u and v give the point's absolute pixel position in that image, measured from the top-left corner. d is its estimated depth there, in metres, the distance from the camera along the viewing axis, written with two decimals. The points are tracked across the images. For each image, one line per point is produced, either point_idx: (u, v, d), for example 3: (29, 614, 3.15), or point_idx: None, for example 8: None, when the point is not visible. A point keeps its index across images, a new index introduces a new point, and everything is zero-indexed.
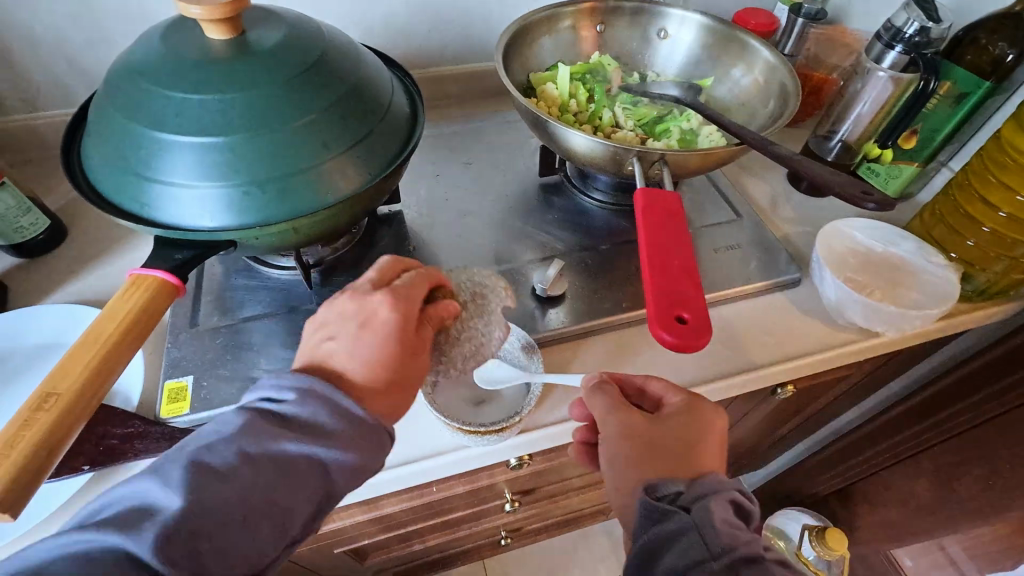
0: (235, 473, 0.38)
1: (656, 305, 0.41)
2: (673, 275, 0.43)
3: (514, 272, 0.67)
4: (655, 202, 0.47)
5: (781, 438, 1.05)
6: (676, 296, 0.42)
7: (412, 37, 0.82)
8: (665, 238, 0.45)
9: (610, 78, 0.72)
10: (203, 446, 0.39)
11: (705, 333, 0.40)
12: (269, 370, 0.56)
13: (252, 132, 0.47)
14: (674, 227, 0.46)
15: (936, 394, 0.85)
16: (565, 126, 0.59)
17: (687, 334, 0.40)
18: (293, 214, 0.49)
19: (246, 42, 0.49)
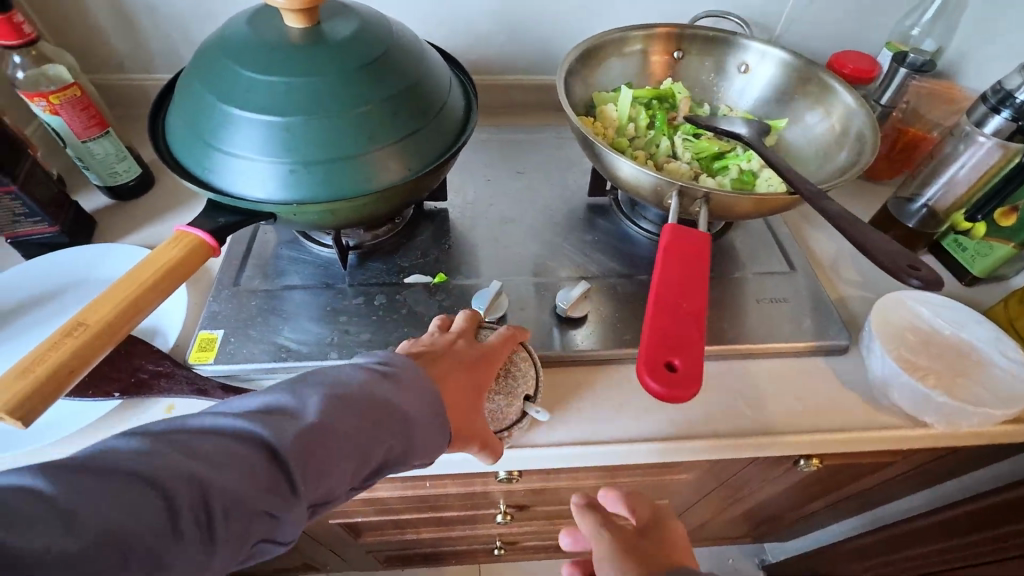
0: (346, 412, 0.40)
1: (653, 346, 0.39)
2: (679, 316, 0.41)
3: (541, 286, 0.67)
4: (679, 240, 0.45)
5: (812, 515, 0.97)
6: (671, 339, 0.39)
7: (489, 44, 0.84)
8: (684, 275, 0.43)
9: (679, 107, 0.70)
10: (327, 381, 0.41)
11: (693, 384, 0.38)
12: (289, 338, 0.59)
13: (308, 115, 0.50)
14: (696, 266, 0.43)
15: (998, 506, 0.74)
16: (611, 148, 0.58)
17: (676, 382, 0.37)
18: (333, 195, 0.52)
19: (320, 32, 0.52)
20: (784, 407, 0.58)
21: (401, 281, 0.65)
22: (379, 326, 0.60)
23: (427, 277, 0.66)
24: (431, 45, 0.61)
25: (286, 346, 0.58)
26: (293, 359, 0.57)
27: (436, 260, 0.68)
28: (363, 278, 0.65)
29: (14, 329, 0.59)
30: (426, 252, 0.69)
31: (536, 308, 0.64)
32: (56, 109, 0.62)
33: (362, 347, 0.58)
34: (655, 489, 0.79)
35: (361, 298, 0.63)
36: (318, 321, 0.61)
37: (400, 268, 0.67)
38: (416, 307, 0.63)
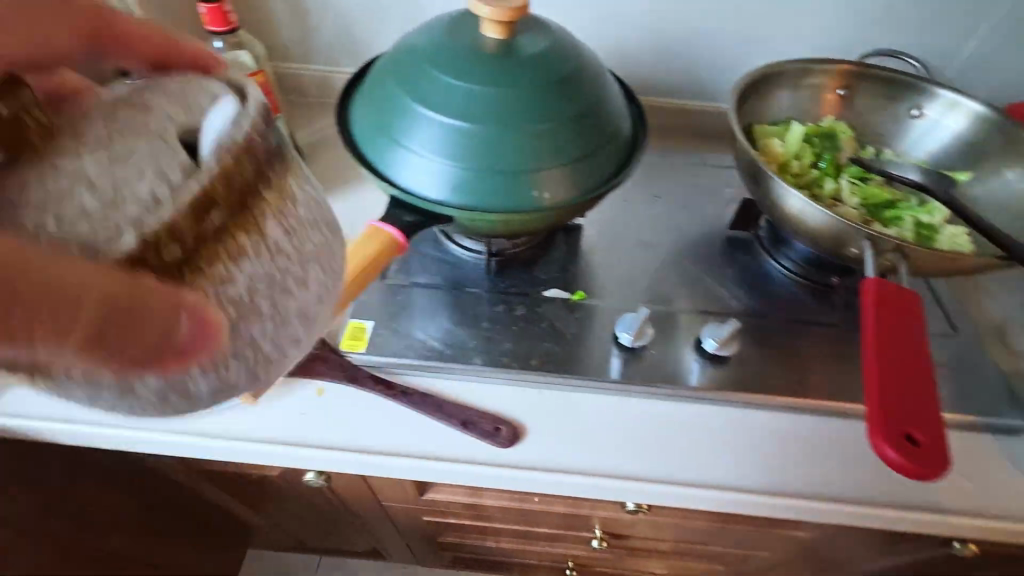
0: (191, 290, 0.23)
1: (887, 428, 0.39)
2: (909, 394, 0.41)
3: (681, 317, 0.65)
4: (888, 293, 0.45)
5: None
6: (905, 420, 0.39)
7: (638, 62, 0.83)
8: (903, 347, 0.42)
9: (843, 148, 0.66)
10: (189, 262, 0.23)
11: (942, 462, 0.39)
12: (433, 338, 0.60)
13: (499, 127, 0.51)
14: (908, 330, 0.43)
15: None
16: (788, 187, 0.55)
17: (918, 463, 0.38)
18: (507, 207, 0.52)
19: (514, 45, 0.53)
20: (947, 484, 0.54)
21: (541, 294, 0.65)
22: (520, 337, 0.61)
23: (566, 293, 0.65)
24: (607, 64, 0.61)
25: (431, 345, 0.59)
26: (438, 359, 0.58)
27: (574, 277, 0.68)
28: (503, 286, 0.66)
29: None
30: (564, 267, 0.68)
31: (675, 338, 0.63)
32: None
33: (504, 357, 0.59)
34: (761, 540, 0.75)
35: (501, 306, 0.63)
36: (460, 324, 0.61)
37: (538, 280, 0.67)
38: (556, 323, 0.62)
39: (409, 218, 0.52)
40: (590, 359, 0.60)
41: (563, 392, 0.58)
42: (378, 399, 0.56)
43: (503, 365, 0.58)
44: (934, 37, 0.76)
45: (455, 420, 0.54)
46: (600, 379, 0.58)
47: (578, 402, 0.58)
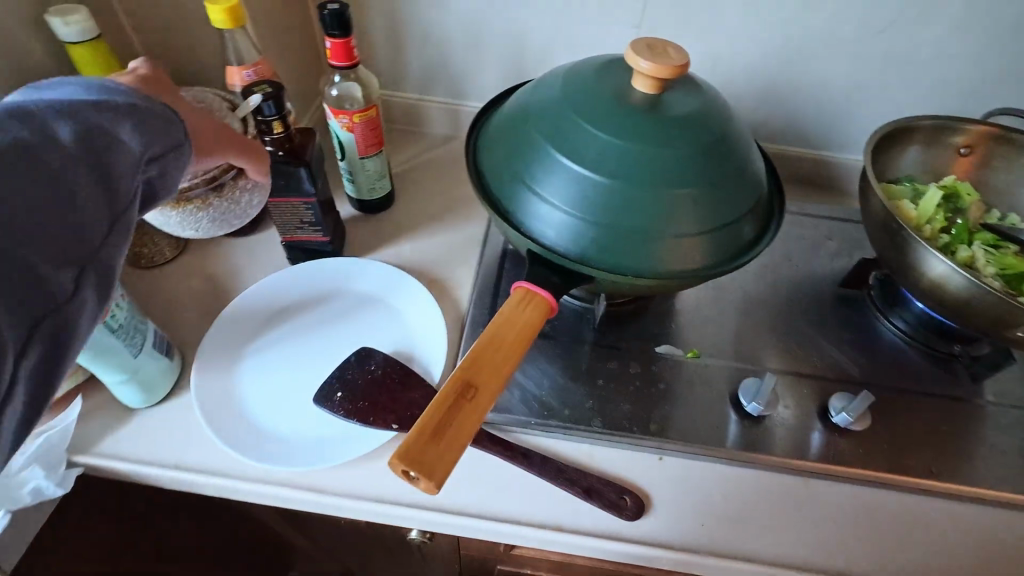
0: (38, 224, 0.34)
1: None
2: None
3: (799, 382, 0.62)
4: None
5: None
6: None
7: (741, 106, 0.81)
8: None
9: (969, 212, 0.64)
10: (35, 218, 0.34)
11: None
12: (547, 394, 0.57)
13: (650, 189, 0.49)
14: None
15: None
16: (942, 256, 0.53)
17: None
18: (649, 271, 0.50)
19: (663, 103, 0.50)
20: None
21: (653, 350, 0.62)
22: (637, 398, 0.58)
23: (679, 350, 0.62)
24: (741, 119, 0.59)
25: (545, 402, 0.56)
26: (555, 419, 0.55)
27: (683, 332, 0.65)
28: (613, 339, 0.63)
29: (289, 333, 0.61)
30: (672, 321, 0.66)
31: (796, 406, 0.59)
32: (353, 126, 0.64)
33: (623, 420, 0.56)
34: None
35: (613, 362, 0.61)
36: (574, 380, 0.59)
37: (648, 335, 0.64)
38: (672, 383, 0.59)
39: (557, 278, 0.49)
40: (712, 425, 0.57)
41: (685, 461, 0.55)
42: (493, 459, 0.53)
43: (623, 428, 0.55)
44: None
45: (579, 488, 0.51)
46: (725, 448, 0.55)
47: (702, 473, 0.55)
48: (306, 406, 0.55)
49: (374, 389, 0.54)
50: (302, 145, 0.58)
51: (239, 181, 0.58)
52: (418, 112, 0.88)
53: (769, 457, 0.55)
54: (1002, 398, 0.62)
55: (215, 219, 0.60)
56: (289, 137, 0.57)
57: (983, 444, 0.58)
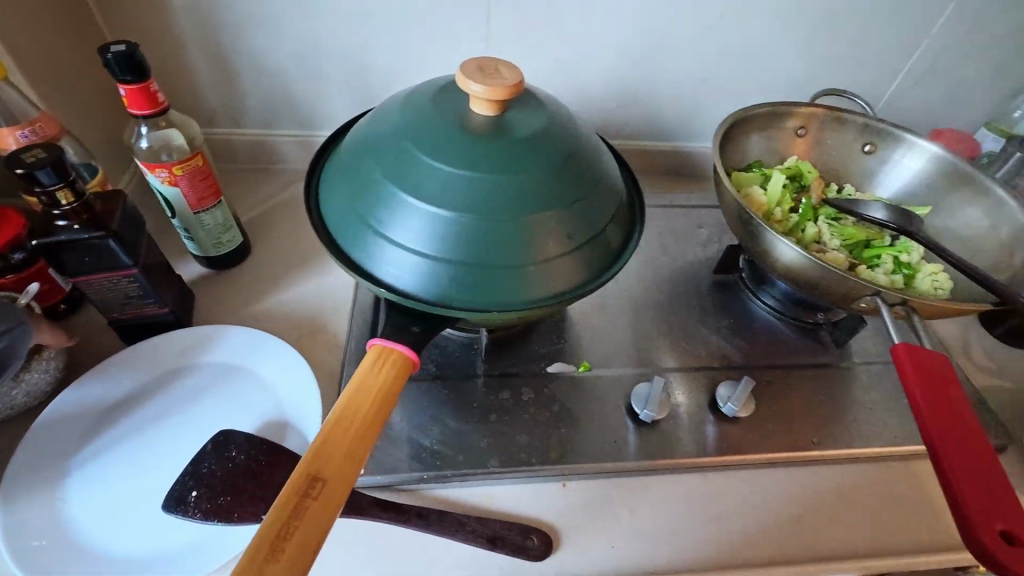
0: None
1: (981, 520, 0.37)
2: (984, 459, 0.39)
3: (690, 377, 0.63)
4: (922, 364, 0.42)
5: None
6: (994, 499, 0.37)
7: (599, 109, 0.81)
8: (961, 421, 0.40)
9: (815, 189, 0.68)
10: None
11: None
12: (441, 442, 0.53)
13: (505, 218, 0.46)
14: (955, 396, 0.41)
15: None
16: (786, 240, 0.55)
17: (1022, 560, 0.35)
18: (521, 301, 0.48)
19: (506, 124, 0.48)
20: None
21: (545, 371, 0.61)
22: (535, 426, 0.56)
23: (571, 365, 0.61)
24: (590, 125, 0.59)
25: (439, 452, 0.53)
26: (451, 467, 0.52)
27: (573, 346, 0.64)
28: (503, 367, 0.60)
29: (129, 430, 0.52)
30: (561, 337, 0.64)
31: (688, 402, 0.60)
32: (176, 180, 0.56)
33: (522, 453, 0.53)
34: None
35: (506, 392, 0.58)
36: (467, 420, 0.55)
37: (538, 355, 0.62)
38: (567, 402, 0.58)
39: (416, 327, 0.46)
40: (611, 439, 0.56)
41: (590, 482, 0.54)
42: (388, 526, 0.49)
43: (522, 462, 0.53)
44: (867, 76, 0.82)
45: (482, 539, 0.48)
46: (627, 461, 0.55)
47: (608, 491, 0.54)
48: (156, 517, 0.47)
49: (235, 480, 0.47)
50: (106, 212, 0.49)
51: (40, 353, 0.51)
52: (265, 148, 0.81)
53: (669, 461, 0.55)
54: (862, 357, 0.68)
55: (21, 396, 0.50)
56: (88, 204, 0.48)
57: (853, 404, 0.63)
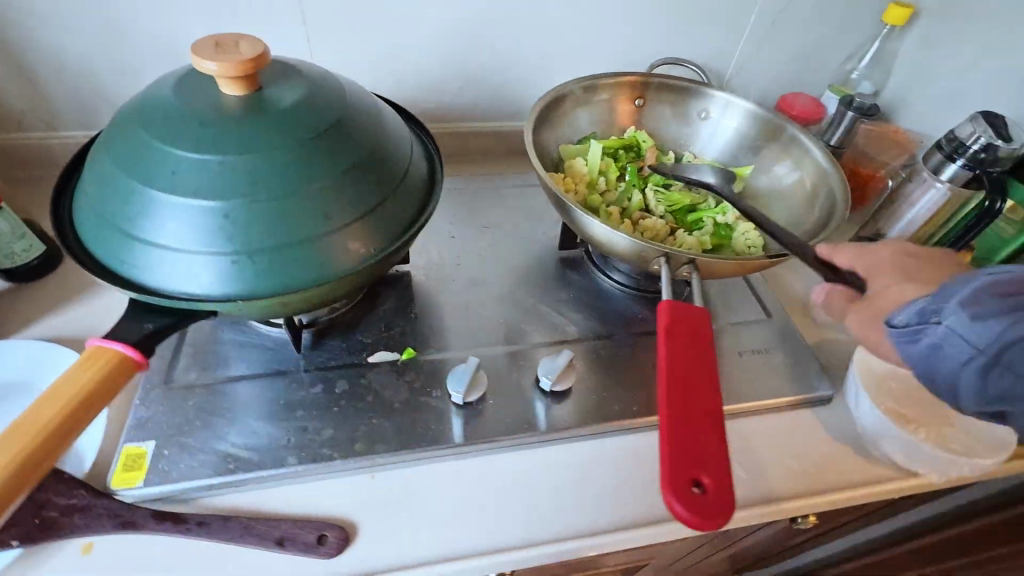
0: None
1: (680, 465, 0.37)
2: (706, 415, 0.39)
3: (522, 355, 0.61)
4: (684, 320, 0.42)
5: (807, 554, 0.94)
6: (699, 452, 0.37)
7: (444, 90, 0.79)
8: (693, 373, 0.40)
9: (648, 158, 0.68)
10: None
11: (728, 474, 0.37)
12: (237, 445, 0.51)
13: (258, 199, 0.44)
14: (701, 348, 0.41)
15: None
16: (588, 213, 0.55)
17: (699, 508, 0.35)
18: (294, 283, 0.46)
19: (258, 101, 0.45)
20: (778, 468, 0.56)
21: (366, 361, 0.58)
22: (345, 420, 0.53)
23: (395, 354, 0.59)
24: (380, 98, 0.56)
25: (233, 455, 0.50)
26: (242, 470, 0.49)
27: (401, 334, 0.62)
28: (320, 361, 0.58)
29: None
30: (389, 325, 0.62)
31: (515, 381, 0.59)
32: None
33: (325, 448, 0.51)
34: (649, 552, 0.73)
35: (320, 387, 0.56)
36: (270, 419, 0.53)
37: (362, 346, 0.60)
38: (383, 392, 0.56)
39: (150, 324, 0.44)
40: (426, 426, 0.54)
41: (402, 472, 0.52)
42: (167, 539, 0.46)
43: (323, 458, 0.50)
44: (709, 44, 0.82)
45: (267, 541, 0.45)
46: (441, 447, 0.53)
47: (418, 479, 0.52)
48: None
49: None
50: None
51: None
52: None
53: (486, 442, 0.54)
54: None
55: None
56: None
57: None
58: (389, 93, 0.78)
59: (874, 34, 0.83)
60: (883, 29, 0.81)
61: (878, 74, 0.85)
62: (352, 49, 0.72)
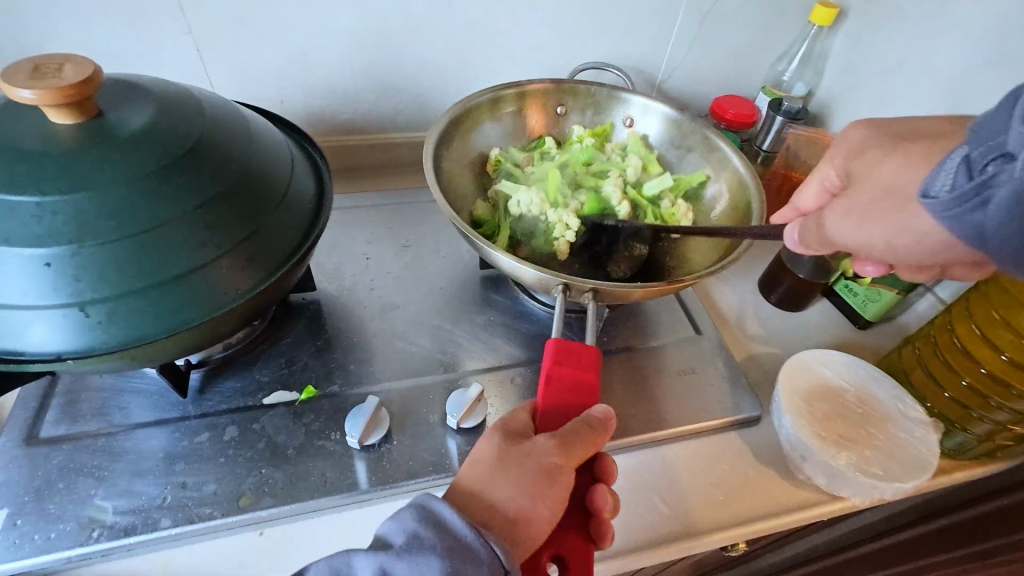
0: None
1: (547, 547, 0.39)
2: (583, 478, 0.42)
3: (432, 387, 0.57)
4: (566, 371, 0.42)
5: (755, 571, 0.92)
6: (566, 526, 0.40)
7: (358, 100, 0.74)
8: (576, 441, 0.39)
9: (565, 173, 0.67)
10: None
11: (589, 547, 0.40)
12: (103, 508, 0.46)
13: (106, 240, 0.38)
14: (577, 407, 0.42)
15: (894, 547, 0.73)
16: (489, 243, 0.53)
17: None
18: (167, 327, 0.40)
19: (95, 128, 0.40)
20: (702, 498, 0.54)
21: (261, 403, 0.54)
22: (229, 472, 0.49)
23: (292, 393, 0.55)
24: (254, 113, 0.52)
25: (97, 521, 0.45)
26: (105, 538, 0.44)
27: (301, 370, 0.57)
28: (208, 406, 0.53)
29: None
30: (290, 360, 0.58)
31: (423, 417, 0.55)
32: None
33: (204, 507, 0.47)
34: None
35: (205, 435, 0.51)
36: (144, 476, 0.48)
37: (257, 385, 0.55)
38: (276, 437, 0.52)
39: None
40: (321, 475, 0.50)
41: (292, 526, 0.48)
42: None
43: (202, 518, 0.46)
44: (636, 47, 0.79)
45: None
46: (335, 497, 0.49)
47: (310, 535, 0.48)
48: None
49: None
50: None
51: None
52: None
53: (386, 488, 0.50)
54: (627, 341, 0.65)
55: None
56: None
57: (607, 395, 0.60)
58: (296, 104, 0.73)
59: (802, 33, 0.81)
60: (810, 29, 0.79)
61: (809, 74, 0.83)
62: (252, 60, 0.67)
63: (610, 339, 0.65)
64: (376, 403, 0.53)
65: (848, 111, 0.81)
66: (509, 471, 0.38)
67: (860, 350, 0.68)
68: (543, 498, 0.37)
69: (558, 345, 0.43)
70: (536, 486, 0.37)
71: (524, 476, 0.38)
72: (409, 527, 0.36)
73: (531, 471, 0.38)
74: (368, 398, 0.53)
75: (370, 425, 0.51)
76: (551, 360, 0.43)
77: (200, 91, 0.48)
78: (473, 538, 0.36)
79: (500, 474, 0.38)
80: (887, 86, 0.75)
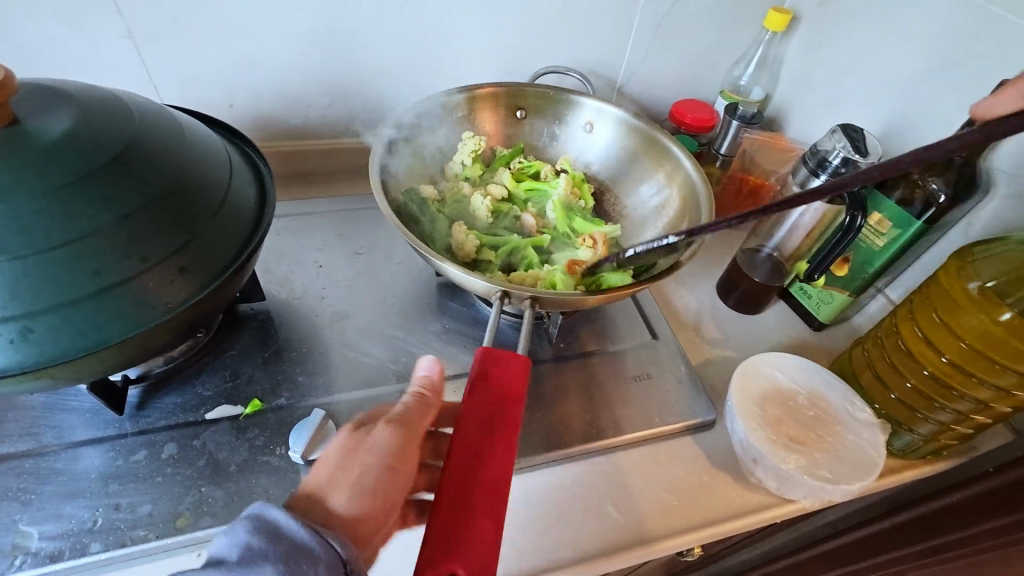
0: None
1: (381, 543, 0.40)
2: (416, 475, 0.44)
3: (384, 398, 0.56)
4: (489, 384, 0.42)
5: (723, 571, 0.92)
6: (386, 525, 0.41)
7: (312, 105, 0.73)
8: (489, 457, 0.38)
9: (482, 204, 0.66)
10: None
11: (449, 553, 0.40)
12: (27, 533, 0.44)
13: (20, 255, 0.36)
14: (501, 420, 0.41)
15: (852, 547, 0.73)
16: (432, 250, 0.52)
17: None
18: (85, 344, 0.38)
19: (10, 135, 0.38)
20: (655, 504, 0.54)
21: (203, 419, 0.52)
22: (165, 491, 0.47)
23: (236, 408, 0.53)
24: (191, 118, 0.50)
25: (19, 548, 0.43)
26: (29, 566, 0.42)
27: (246, 384, 0.55)
28: (146, 423, 0.51)
29: None
30: (234, 374, 0.56)
31: None
32: None
33: (138, 530, 0.45)
34: None
35: (142, 454, 0.49)
36: (74, 498, 0.46)
37: (199, 400, 0.53)
38: (217, 454, 0.50)
39: None
40: (264, 492, 0.48)
41: None
42: None
43: (135, 541, 0.44)
44: (593, 50, 0.79)
45: None
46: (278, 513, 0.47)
47: None
48: None
49: None
50: None
51: None
52: None
53: None
54: (583, 348, 0.65)
55: None
56: None
57: (562, 403, 0.60)
58: (247, 108, 0.71)
59: (757, 39, 0.82)
60: (764, 35, 0.81)
61: (765, 79, 0.85)
62: (196, 65, 0.65)
63: (568, 345, 0.65)
64: (324, 416, 0.52)
65: (801, 115, 0.82)
66: (350, 468, 0.39)
67: (813, 352, 0.69)
68: (383, 491, 0.39)
69: (482, 351, 0.43)
70: (375, 481, 0.39)
71: (366, 473, 0.39)
72: (241, 540, 0.34)
73: (373, 468, 0.39)
74: (315, 412, 0.52)
75: (315, 438, 0.50)
76: (478, 368, 0.42)
77: (131, 97, 0.46)
78: (311, 540, 0.35)
79: (345, 473, 0.39)
80: (840, 91, 0.76)
